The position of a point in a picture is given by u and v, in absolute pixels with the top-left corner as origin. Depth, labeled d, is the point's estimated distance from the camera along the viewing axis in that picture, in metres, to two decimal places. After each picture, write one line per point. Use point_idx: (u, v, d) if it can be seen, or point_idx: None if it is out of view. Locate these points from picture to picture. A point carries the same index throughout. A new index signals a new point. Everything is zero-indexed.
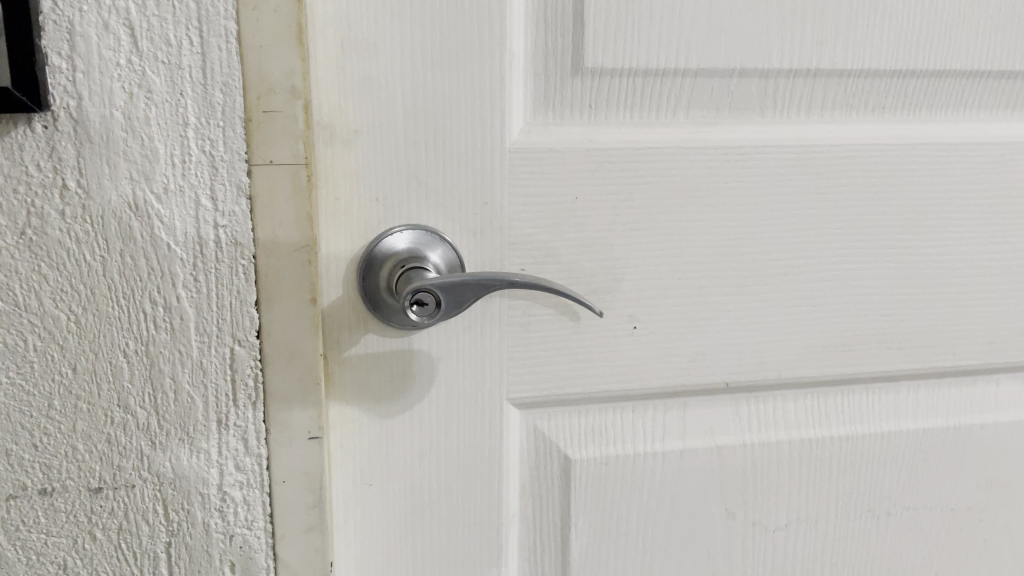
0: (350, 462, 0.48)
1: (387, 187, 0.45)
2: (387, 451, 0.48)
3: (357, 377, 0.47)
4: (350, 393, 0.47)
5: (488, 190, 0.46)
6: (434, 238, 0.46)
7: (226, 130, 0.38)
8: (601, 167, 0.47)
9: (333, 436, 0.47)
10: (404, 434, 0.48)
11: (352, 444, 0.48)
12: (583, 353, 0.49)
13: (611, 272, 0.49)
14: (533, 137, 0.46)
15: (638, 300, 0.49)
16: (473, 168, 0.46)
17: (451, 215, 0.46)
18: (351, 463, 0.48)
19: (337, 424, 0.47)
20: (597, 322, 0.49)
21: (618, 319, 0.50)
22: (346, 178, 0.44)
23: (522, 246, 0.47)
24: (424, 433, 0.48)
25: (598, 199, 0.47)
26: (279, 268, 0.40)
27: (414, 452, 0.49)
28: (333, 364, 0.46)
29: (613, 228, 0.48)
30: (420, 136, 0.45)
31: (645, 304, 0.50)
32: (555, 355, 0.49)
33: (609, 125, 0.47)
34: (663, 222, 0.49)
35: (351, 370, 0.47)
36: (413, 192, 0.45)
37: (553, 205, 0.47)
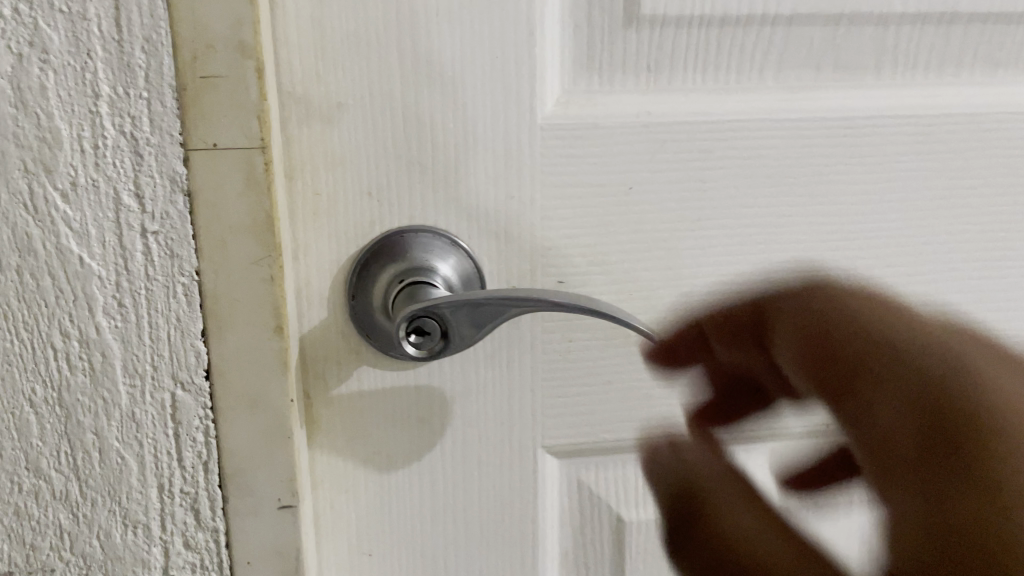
0: (341, 527, 0.38)
1: (382, 177, 0.35)
2: (388, 513, 0.38)
3: (348, 421, 0.37)
4: (341, 441, 0.37)
5: (514, 180, 0.35)
6: (445, 243, 0.35)
7: (152, 104, 0.28)
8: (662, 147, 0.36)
9: (319, 496, 0.37)
10: (410, 491, 0.38)
11: (343, 506, 0.37)
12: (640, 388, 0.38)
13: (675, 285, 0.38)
14: (573, 110, 0.35)
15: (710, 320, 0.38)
16: (493, 151, 0.35)
17: (467, 213, 0.36)
18: (344, 528, 0.38)
19: (324, 480, 0.37)
20: None
21: None
22: (328, 166, 0.34)
23: (560, 253, 0.37)
24: (436, 490, 0.38)
25: (659, 190, 0.36)
26: (232, 287, 0.30)
27: (424, 513, 0.38)
28: (316, 406, 0.36)
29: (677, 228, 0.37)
30: (424, 110, 0.34)
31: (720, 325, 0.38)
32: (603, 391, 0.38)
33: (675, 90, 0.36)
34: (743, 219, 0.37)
35: (340, 413, 0.36)
36: (417, 184, 0.35)
37: (601, 199, 0.36)
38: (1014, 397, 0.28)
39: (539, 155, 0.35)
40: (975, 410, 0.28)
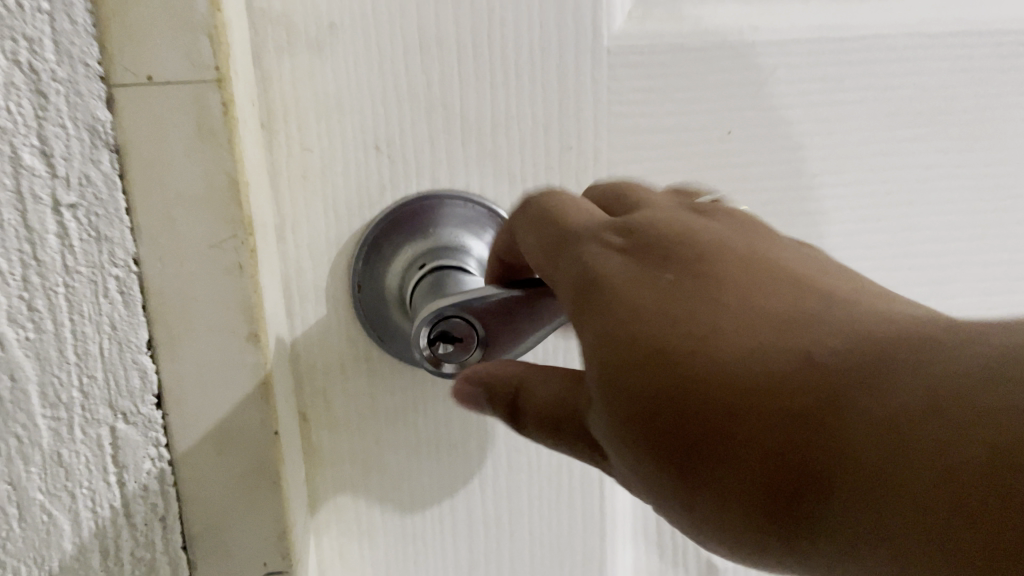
0: None
1: (395, 126, 0.26)
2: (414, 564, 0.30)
3: (358, 446, 0.28)
4: (349, 474, 0.28)
5: (571, 126, 0.26)
6: (479, 215, 0.27)
7: (57, 19, 0.20)
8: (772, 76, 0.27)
9: (322, 544, 0.29)
10: (442, 535, 0.29)
11: (356, 556, 0.29)
12: None
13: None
14: (652, 29, 0.26)
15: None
16: (543, 87, 0.26)
17: (508, 173, 0.27)
18: None
19: (330, 525, 0.29)
20: None
21: None
22: (320, 112, 0.25)
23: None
24: (476, 533, 0.29)
25: (769, 134, 0.27)
26: (186, 279, 0.22)
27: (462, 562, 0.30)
28: (314, 428, 0.28)
29: (791, 187, 0.28)
30: (449, 31, 0.25)
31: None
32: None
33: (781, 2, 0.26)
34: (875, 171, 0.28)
35: (347, 438, 0.28)
36: (440, 134, 0.26)
37: (688, 149, 0.27)
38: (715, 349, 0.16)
39: (605, 90, 0.26)
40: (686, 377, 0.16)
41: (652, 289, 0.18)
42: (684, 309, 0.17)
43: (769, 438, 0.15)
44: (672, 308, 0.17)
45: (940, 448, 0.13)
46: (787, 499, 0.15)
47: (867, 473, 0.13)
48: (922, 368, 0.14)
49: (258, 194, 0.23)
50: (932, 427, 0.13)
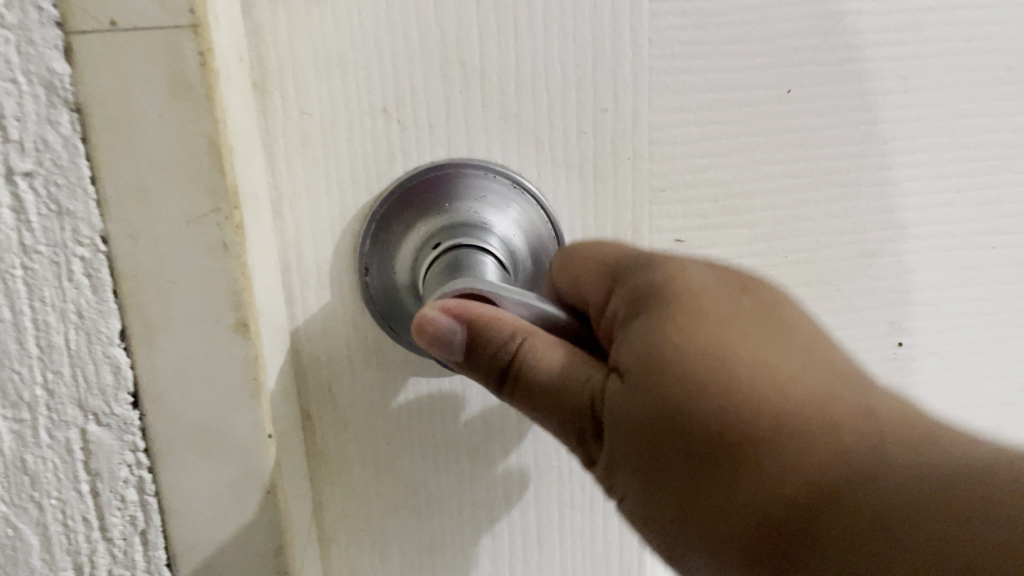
0: None
1: (405, 86, 0.23)
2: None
3: (367, 449, 0.25)
4: (358, 479, 0.25)
5: (607, 84, 0.23)
6: (506, 189, 0.24)
7: None
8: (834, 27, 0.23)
9: (330, 553, 0.26)
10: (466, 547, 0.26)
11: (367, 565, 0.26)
12: None
13: (855, 245, 0.26)
14: None
15: (901, 294, 0.26)
16: (574, 40, 0.23)
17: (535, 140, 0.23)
18: None
19: (338, 532, 0.26)
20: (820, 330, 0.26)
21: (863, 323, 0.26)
22: (321, 70, 0.22)
23: (675, 199, 0.24)
24: (501, 544, 0.26)
25: (832, 91, 0.24)
26: (162, 260, 0.19)
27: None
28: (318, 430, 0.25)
29: (856, 154, 0.25)
30: None
31: (912, 298, 0.26)
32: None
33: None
34: (954, 135, 0.25)
35: (355, 440, 0.25)
36: (458, 95, 0.23)
37: (741, 112, 0.24)
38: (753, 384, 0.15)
39: (645, 43, 0.23)
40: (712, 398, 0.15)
41: (730, 302, 0.16)
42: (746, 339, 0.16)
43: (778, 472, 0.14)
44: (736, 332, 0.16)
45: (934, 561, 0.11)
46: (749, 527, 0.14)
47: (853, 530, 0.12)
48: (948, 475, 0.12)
49: (247, 161, 0.20)
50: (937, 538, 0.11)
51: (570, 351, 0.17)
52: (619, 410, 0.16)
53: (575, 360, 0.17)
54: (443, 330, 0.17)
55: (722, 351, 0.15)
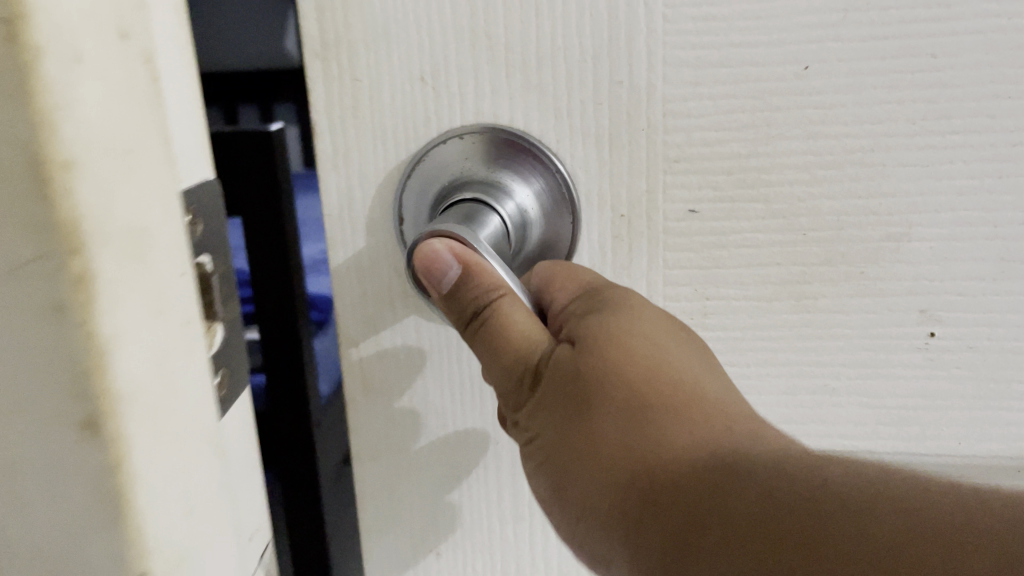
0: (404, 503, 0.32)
1: (441, 59, 0.26)
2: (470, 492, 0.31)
3: (398, 382, 0.30)
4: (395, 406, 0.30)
5: (626, 57, 0.25)
6: (520, 158, 0.27)
7: None
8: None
9: (375, 459, 0.31)
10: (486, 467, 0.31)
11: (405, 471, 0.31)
12: (807, 363, 0.28)
13: (880, 225, 0.26)
14: None
15: (927, 279, 0.27)
16: (591, 18, 0.25)
17: (555, 111, 0.26)
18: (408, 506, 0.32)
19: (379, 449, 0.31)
20: (838, 306, 0.27)
21: (889, 306, 0.27)
22: (367, 40, 0.26)
23: (690, 170, 0.26)
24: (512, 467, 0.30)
25: (850, 67, 0.25)
26: None
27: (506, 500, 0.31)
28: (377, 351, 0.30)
29: (866, 128, 0.25)
30: None
31: (940, 285, 0.27)
32: (756, 366, 0.28)
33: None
34: (994, 118, 0.25)
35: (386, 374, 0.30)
36: (486, 66, 0.26)
37: (756, 85, 0.25)
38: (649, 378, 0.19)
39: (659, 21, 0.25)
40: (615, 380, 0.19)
41: (676, 341, 0.21)
42: (669, 355, 0.20)
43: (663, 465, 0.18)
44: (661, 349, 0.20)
45: (731, 488, 0.16)
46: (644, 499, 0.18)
47: (693, 478, 0.17)
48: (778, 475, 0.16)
49: (129, 183, 0.14)
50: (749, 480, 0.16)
51: (533, 319, 0.21)
52: (556, 382, 0.20)
53: (532, 326, 0.21)
54: (440, 262, 0.21)
55: (654, 369, 0.19)
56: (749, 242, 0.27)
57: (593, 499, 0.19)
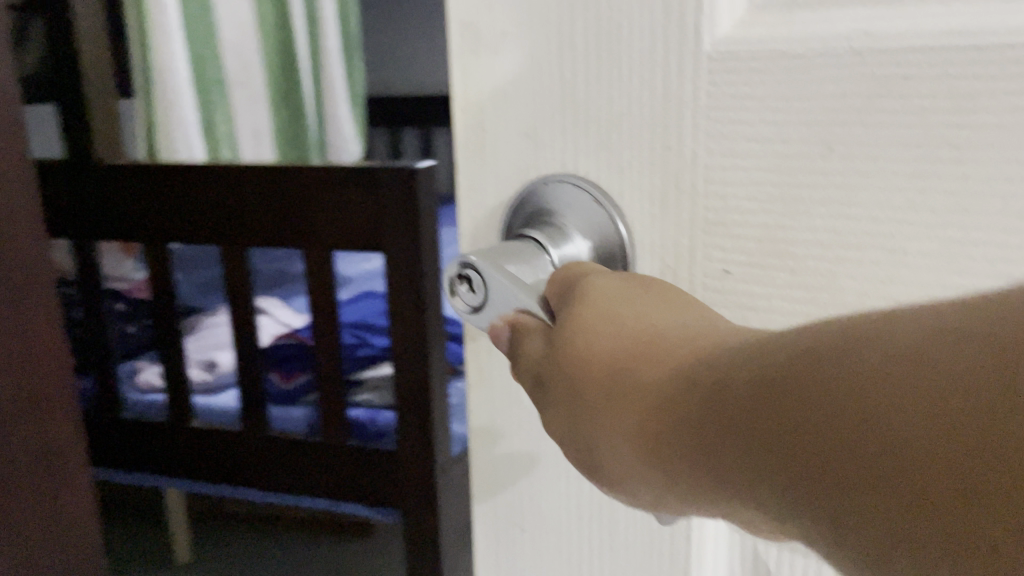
0: (484, 488, 0.34)
1: (537, 115, 0.31)
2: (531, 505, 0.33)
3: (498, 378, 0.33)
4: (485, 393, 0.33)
5: (675, 129, 0.27)
6: (585, 210, 0.30)
7: None
8: (883, 74, 0.23)
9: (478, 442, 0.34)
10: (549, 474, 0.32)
11: (502, 467, 0.33)
12: None
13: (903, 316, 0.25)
14: (754, 39, 0.26)
15: None
16: (646, 92, 0.28)
17: (621, 171, 0.29)
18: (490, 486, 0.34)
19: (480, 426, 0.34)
20: None
21: None
22: (491, 95, 0.31)
23: (727, 234, 0.28)
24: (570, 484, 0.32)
25: (860, 158, 0.24)
26: None
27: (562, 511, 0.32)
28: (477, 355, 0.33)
29: (884, 220, 0.24)
30: (578, 30, 0.29)
31: None
32: None
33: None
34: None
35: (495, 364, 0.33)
36: (568, 122, 0.30)
37: (787, 163, 0.26)
38: (616, 348, 0.22)
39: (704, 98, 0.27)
40: (599, 354, 0.23)
41: (633, 300, 0.24)
42: (625, 318, 0.23)
43: (652, 410, 0.20)
44: (618, 318, 0.23)
45: (707, 400, 0.18)
46: (643, 446, 0.20)
47: (673, 407, 0.20)
48: (739, 370, 0.18)
49: None
50: (725, 390, 0.18)
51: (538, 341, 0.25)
52: (566, 371, 0.24)
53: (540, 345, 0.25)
54: (495, 330, 0.27)
55: (618, 335, 0.23)
56: (776, 308, 0.27)
57: (620, 456, 0.21)
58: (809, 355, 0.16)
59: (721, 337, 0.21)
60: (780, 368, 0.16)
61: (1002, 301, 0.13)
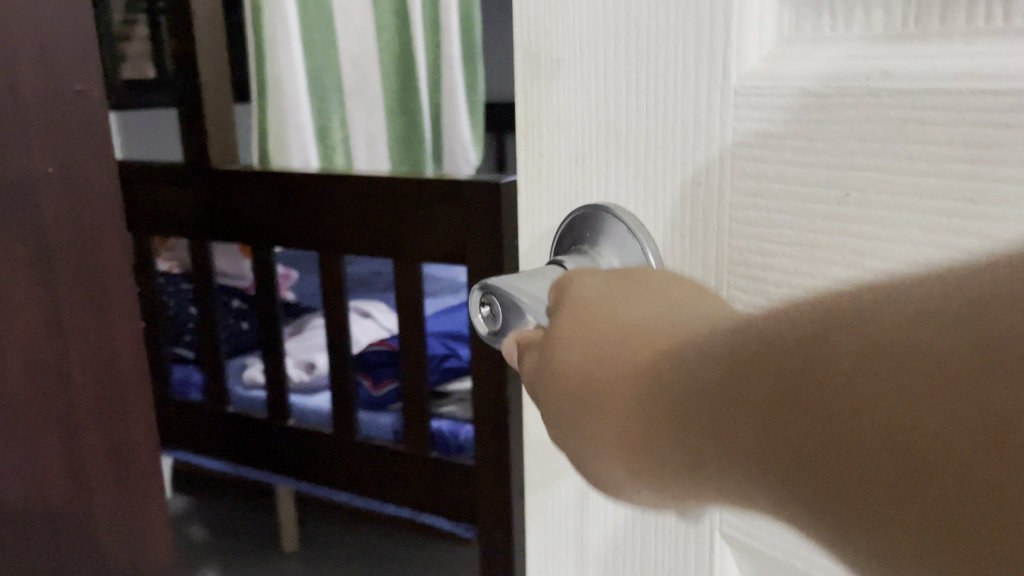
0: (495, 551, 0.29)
1: (570, 141, 0.24)
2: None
3: None
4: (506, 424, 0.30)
5: (701, 159, 0.20)
6: (618, 235, 0.22)
7: None
8: (941, 122, 0.15)
9: None
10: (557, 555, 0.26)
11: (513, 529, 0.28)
12: None
13: None
14: (805, 58, 0.18)
15: None
16: (676, 121, 0.21)
17: (653, 202, 0.22)
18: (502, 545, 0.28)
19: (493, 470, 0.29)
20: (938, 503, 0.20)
21: None
22: (539, 122, 0.25)
23: (751, 277, 0.20)
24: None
25: (911, 220, 0.16)
26: None
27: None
28: None
29: None
30: (609, 36, 0.22)
31: None
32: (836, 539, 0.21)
33: (944, 24, 0.16)
34: None
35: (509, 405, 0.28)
36: (605, 151, 0.23)
37: (809, 210, 0.18)
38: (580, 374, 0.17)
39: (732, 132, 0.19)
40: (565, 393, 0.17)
41: (609, 307, 0.17)
42: (590, 345, 0.17)
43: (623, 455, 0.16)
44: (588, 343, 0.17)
45: (661, 432, 0.15)
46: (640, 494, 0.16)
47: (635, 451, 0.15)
48: (687, 391, 0.14)
49: None
50: (677, 415, 0.14)
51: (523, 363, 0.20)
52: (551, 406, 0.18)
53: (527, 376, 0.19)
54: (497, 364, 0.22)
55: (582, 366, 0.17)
56: None
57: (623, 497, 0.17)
58: (756, 377, 0.12)
59: (681, 334, 0.15)
60: (733, 398, 0.13)
61: (969, 303, 0.10)
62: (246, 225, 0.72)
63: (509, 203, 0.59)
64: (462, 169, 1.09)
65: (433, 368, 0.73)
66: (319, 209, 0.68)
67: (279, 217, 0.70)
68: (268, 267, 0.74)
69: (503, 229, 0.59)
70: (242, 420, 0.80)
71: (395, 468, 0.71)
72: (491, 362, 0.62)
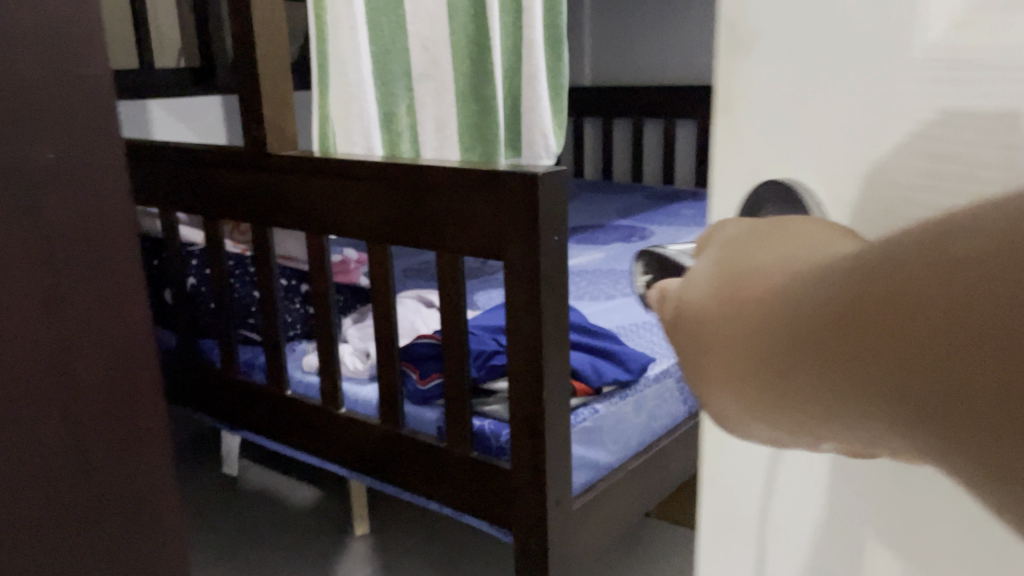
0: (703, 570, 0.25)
1: (757, 105, 0.20)
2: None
3: None
4: None
5: (883, 125, 0.17)
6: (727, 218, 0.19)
7: None
8: None
9: None
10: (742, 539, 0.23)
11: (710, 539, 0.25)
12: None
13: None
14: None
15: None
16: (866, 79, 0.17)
17: (830, 175, 0.18)
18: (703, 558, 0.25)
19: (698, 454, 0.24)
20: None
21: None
22: (733, 86, 0.21)
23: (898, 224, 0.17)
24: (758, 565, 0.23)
25: None
26: None
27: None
28: None
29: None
30: None
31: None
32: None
33: None
34: None
35: None
36: (787, 114, 0.19)
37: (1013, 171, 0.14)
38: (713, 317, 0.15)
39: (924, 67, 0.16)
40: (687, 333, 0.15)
41: (755, 244, 0.15)
42: (721, 287, 0.15)
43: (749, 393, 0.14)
44: (715, 289, 0.15)
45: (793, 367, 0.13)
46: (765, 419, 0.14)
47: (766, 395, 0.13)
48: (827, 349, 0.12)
49: None
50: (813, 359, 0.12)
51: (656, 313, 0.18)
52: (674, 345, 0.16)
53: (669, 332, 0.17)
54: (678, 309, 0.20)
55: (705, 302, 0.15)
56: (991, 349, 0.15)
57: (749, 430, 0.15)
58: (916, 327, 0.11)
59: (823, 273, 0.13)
60: (892, 344, 0.11)
61: None
62: (305, 213, 0.72)
63: (548, 196, 0.56)
64: (542, 157, 1.05)
65: (477, 364, 0.70)
66: (370, 197, 0.67)
67: (332, 204, 0.70)
68: (321, 255, 0.73)
69: (541, 223, 0.56)
70: (299, 406, 0.81)
71: (438, 465, 0.69)
72: (529, 366, 0.59)
